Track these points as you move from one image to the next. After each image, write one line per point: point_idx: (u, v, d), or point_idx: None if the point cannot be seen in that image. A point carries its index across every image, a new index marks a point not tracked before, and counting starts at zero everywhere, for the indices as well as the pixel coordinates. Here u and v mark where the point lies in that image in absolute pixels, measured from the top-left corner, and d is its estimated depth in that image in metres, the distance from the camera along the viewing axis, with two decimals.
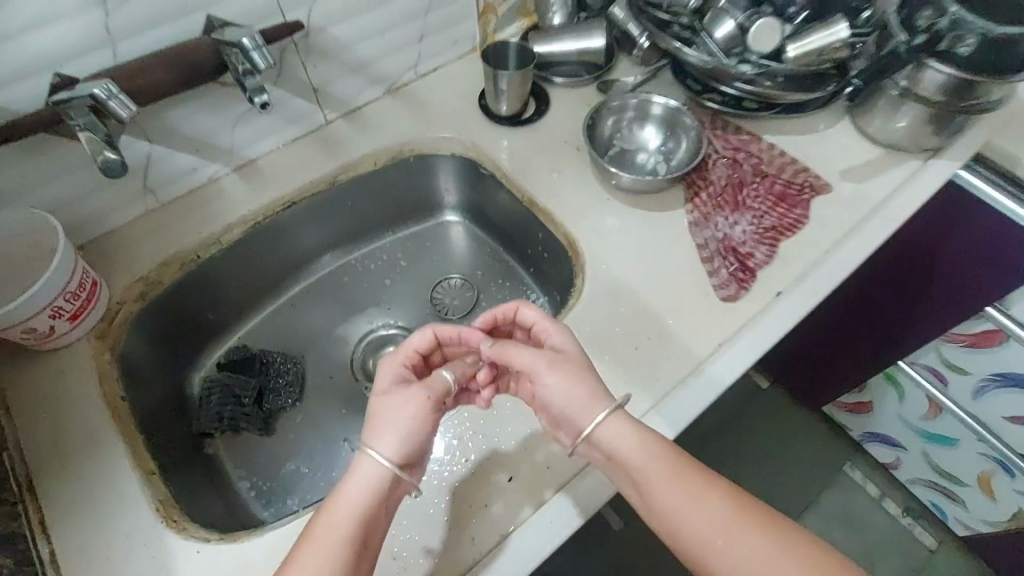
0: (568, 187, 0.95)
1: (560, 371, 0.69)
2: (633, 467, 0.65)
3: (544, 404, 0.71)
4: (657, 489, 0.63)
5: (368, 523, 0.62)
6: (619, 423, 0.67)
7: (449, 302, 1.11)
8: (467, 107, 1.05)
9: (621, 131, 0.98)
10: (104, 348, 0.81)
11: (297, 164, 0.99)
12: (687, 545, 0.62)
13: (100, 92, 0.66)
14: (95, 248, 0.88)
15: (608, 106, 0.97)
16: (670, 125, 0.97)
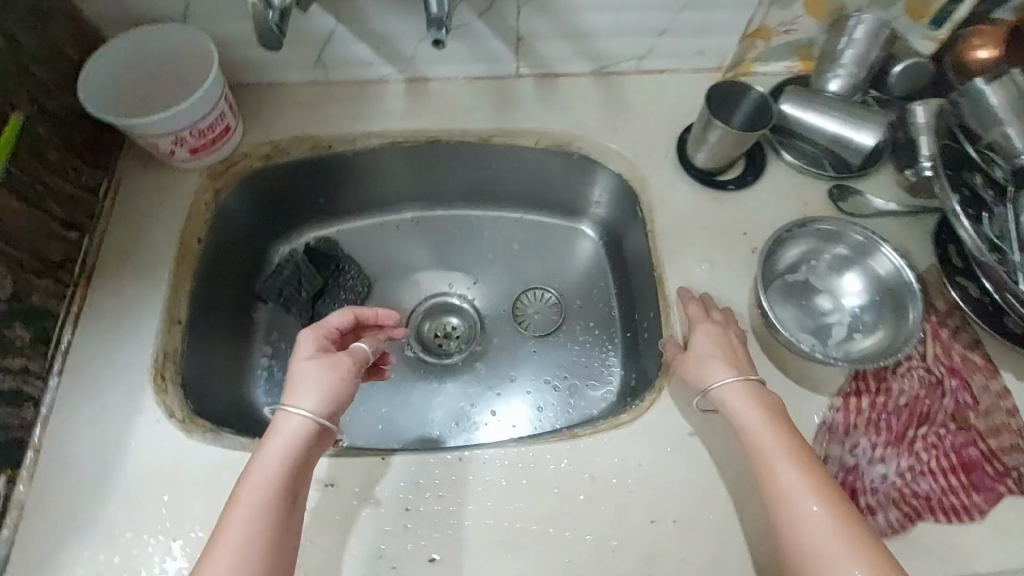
0: (711, 289, 0.76)
1: (714, 347, 0.66)
2: (746, 427, 0.61)
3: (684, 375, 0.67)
4: (755, 430, 0.60)
5: (287, 485, 0.56)
6: (748, 393, 0.63)
7: (530, 314, 1.01)
8: (665, 133, 0.87)
9: (814, 263, 0.74)
10: (210, 189, 0.85)
11: (461, 104, 0.90)
12: (771, 476, 0.57)
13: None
14: (254, 94, 0.90)
15: (815, 227, 0.73)
16: (889, 298, 0.71)
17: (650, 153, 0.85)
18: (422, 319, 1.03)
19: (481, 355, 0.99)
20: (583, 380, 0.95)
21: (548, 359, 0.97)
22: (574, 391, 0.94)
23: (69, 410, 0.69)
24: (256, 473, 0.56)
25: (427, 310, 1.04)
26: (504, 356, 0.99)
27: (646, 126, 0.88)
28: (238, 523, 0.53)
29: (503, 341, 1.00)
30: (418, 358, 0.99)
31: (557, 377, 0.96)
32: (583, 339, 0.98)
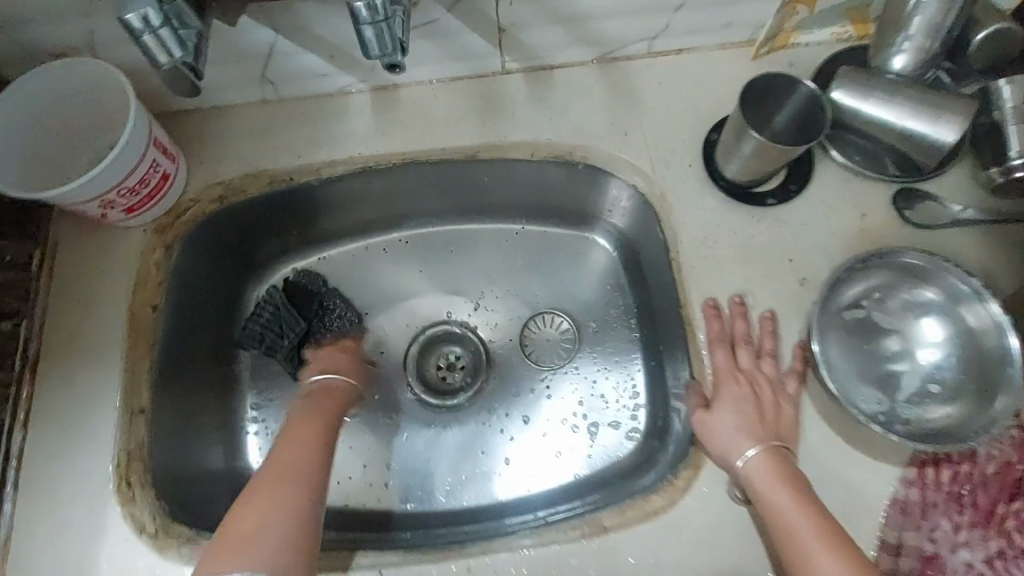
0: (753, 335, 0.64)
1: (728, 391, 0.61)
2: (777, 511, 0.54)
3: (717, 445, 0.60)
4: (785, 511, 0.54)
5: (303, 466, 0.62)
6: (773, 464, 0.57)
7: (542, 342, 0.90)
8: (691, 134, 0.71)
9: (878, 300, 0.63)
10: (159, 246, 0.73)
11: (440, 114, 0.75)
12: (804, 565, 0.51)
13: (135, 20, 0.48)
14: (195, 123, 0.76)
15: (878, 261, 0.61)
16: (975, 365, 0.59)
17: (670, 162, 0.70)
18: (420, 353, 0.93)
19: (489, 392, 0.90)
20: (604, 415, 0.86)
21: (563, 393, 0.88)
22: (595, 428, 0.86)
23: (35, 526, 0.64)
24: (271, 472, 0.60)
25: (427, 342, 0.94)
26: (516, 392, 0.89)
27: (666, 127, 0.72)
28: (271, 514, 0.55)
29: (514, 375, 0.90)
30: (423, 399, 0.91)
31: (575, 414, 0.87)
32: (602, 369, 0.88)
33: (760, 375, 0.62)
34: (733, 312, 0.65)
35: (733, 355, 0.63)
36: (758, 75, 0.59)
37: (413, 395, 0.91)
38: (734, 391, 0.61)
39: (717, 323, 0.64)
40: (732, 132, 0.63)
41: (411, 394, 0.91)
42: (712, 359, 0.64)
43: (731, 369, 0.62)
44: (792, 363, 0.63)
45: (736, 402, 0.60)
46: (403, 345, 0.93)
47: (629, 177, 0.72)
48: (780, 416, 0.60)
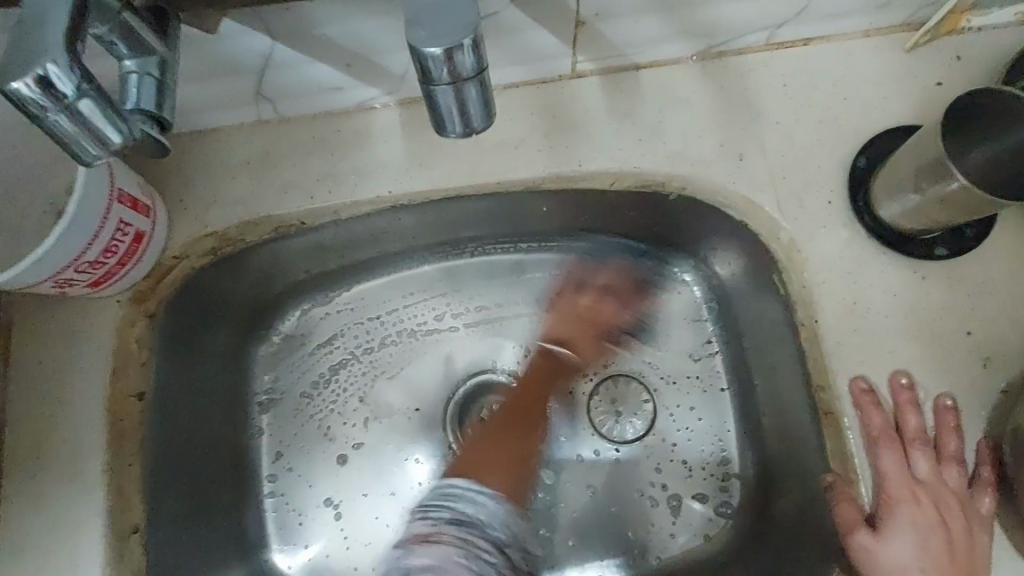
0: (925, 435, 0.49)
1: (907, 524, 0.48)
2: None
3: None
4: None
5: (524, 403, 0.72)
6: None
7: (614, 398, 0.75)
8: (830, 159, 0.54)
9: None
10: (139, 318, 0.58)
11: (493, 135, 0.57)
12: None
13: (31, 94, 0.30)
14: (174, 152, 0.58)
15: None
16: None
17: (802, 198, 0.54)
18: (462, 408, 0.77)
19: (547, 456, 0.75)
20: (689, 486, 0.72)
21: (638, 458, 0.73)
22: (678, 504, 0.72)
23: None
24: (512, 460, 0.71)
25: (469, 394, 0.77)
26: (578, 456, 0.75)
27: (796, 150, 0.54)
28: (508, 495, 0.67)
29: (575, 438, 0.75)
30: None
31: (654, 486, 0.73)
32: (685, 430, 0.73)
33: (944, 490, 0.48)
34: (900, 401, 0.49)
35: (905, 458, 0.49)
36: (984, 88, 0.45)
37: (456, 462, 0.76)
38: (913, 514, 0.47)
39: (880, 418, 0.49)
40: (912, 165, 0.47)
41: (455, 459, 0.76)
42: (875, 463, 0.49)
43: (906, 478, 0.48)
44: (978, 471, 0.49)
45: (914, 527, 0.47)
46: (440, 401, 0.77)
47: (745, 217, 0.56)
48: (969, 551, 0.47)
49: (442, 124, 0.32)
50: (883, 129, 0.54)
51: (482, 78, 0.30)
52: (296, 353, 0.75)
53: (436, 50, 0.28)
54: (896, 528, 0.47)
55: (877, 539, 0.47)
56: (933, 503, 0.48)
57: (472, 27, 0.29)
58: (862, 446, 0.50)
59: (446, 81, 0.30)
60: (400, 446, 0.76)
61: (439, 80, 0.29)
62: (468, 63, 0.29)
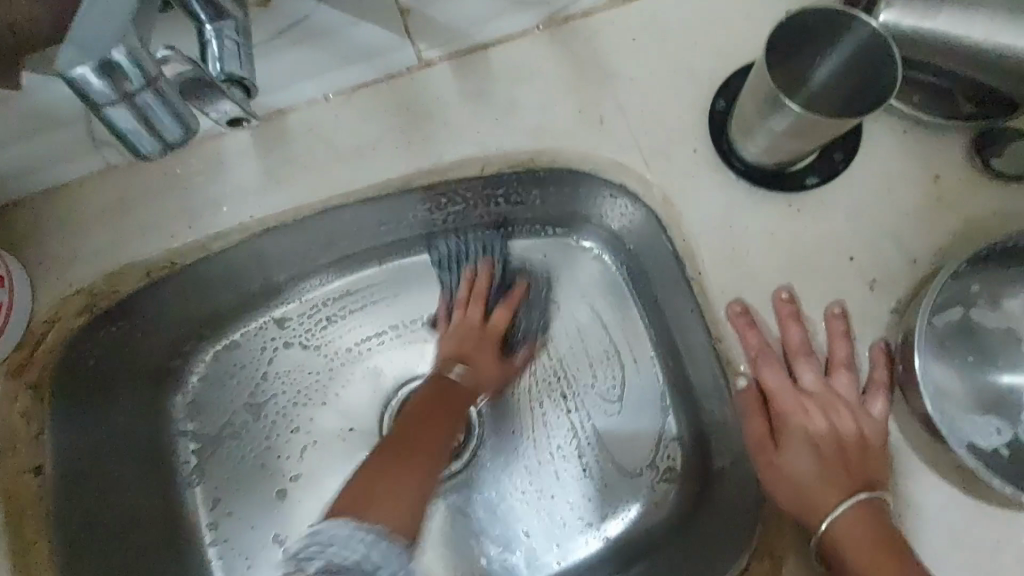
0: (813, 348, 0.49)
1: (813, 432, 0.47)
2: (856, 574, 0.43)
3: (783, 491, 0.46)
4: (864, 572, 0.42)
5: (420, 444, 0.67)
6: (857, 516, 0.44)
7: (545, 383, 0.74)
8: (689, 107, 0.53)
9: (986, 318, 0.47)
10: (21, 389, 0.55)
11: (349, 141, 0.55)
12: None
13: None
14: (29, 213, 0.56)
15: (986, 265, 0.45)
16: None
17: (667, 150, 0.52)
18: None
19: (488, 450, 0.74)
20: (630, 456, 0.71)
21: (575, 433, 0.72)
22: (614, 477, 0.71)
23: None
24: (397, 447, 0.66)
25: (402, 404, 0.76)
26: (518, 446, 0.73)
27: (656, 104, 0.53)
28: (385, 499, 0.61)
29: (511, 426, 0.74)
30: None
31: (597, 463, 0.71)
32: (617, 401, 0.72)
33: (835, 399, 0.47)
34: (781, 316, 0.49)
35: (791, 374, 0.48)
36: (786, 18, 0.42)
37: None
38: (804, 424, 0.47)
39: (757, 337, 0.49)
40: (754, 101, 0.46)
41: None
42: (762, 381, 0.48)
43: (793, 390, 0.47)
44: (872, 375, 0.47)
45: (807, 433, 0.47)
46: (372, 417, 0.75)
47: (617, 179, 0.54)
48: (864, 456, 0.46)
49: (135, 143, 0.33)
50: (738, 68, 0.53)
51: (158, 90, 0.32)
52: (216, 396, 0.73)
53: (88, 76, 0.29)
54: (791, 438, 0.47)
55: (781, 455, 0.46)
56: (822, 408, 0.47)
57: (125, 35, 0.30)
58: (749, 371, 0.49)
59: (114, 102, 0.31)
60: (337, 470, 0.74)
61: (106, 101, 0.31)
62: (132, 75, 0.30)
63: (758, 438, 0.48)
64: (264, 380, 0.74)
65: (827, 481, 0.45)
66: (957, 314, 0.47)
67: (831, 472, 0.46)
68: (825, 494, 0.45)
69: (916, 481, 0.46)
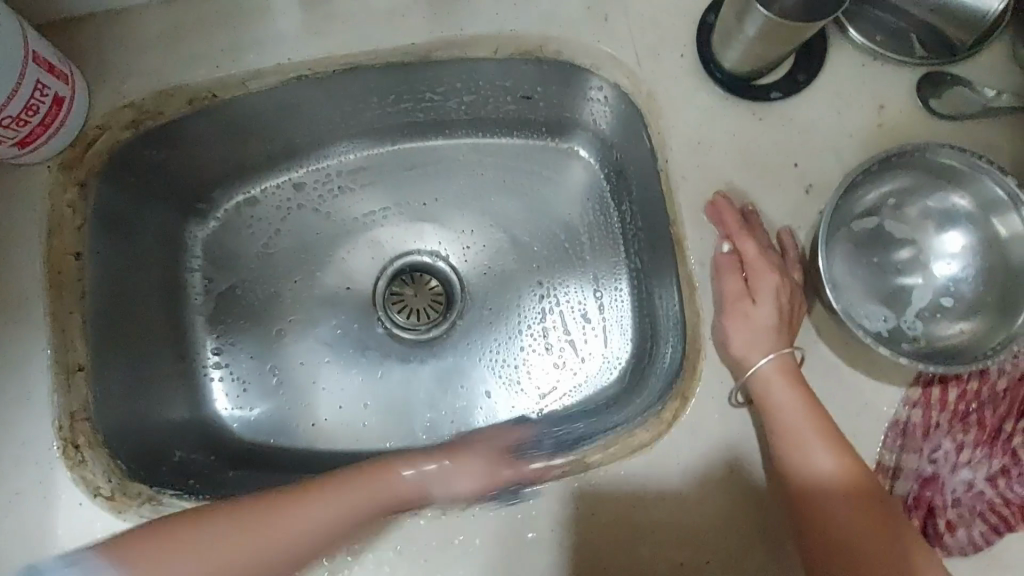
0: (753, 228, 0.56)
1: (780, 293, 0.54)
2: (776, 413, 0.52)
3: (742, 340, 0.54)
4: (785, 416, 0.52)
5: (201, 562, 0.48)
6: (780, 370, 0.53)
7: (524, 269, 0.83)
8: (683, 17, 0.60)
9: (893, 227, 0.55)
10: (71, 184, 0.63)
11: (382, 6, 0.62)
12: (794, 459, 0.51)
13: None
14: (92, 30, 0.63)
15: (897, 179, 0.54)
16: (995, 280, 0.52)
17: (658, 53, 0.60)
18: (391, 284, 0.85)
19: (465, 320, 0.84)
20: (589, 339, 0.80)
21: (540, 314, 0.82)
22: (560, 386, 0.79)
23: None
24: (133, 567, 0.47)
25: (396, 273, 0.85)
26: (494, 322, 0.83)
27: (655, 11, 0.60)
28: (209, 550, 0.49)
29: (490, 303, 0.84)
30: (398, 334, 0.84)
31: (558, 342, 0.81)
32: (583, 294, 0.81)
33: (787, 271, 0.55)
34: (722, 212, 0.56)
35: (739, 243, 0.55)
36: None
37: (384, 330, 0.84)
38: (774, 282, 0.54)
39: (734, 216, 0.56)
40: (733, 10, 0.53)
41: (383, 328, 0.84)
42: (743, 248, 0.55)
43: (767, 258, 0.55)
44: (783, 256, 0.56)
45: (776, 291, 0.54)
46: (369, 280, 0.85)
47: (611, 76, 0.62)
48: (799, 315, 0.55)
49: None
50: None
51: None
52: (232, 239, 0.82)
53: None
54: (761, 298, 0.54)
55: (752, 308, 0.54)
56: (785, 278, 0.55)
57: None
58: (694, 248, 0.57)
59: None
60: (331, 318, 0.83)
61: None
62: None
63: (735, 295, 0.55)
64: (276, 230, 0.83)
65: (780, 331, 0.54)
66: (868, 220, 0.56)
67: (782, 327, 0.54)
68: (766, 343, 0.53)
69: (813, 352, 0.55)
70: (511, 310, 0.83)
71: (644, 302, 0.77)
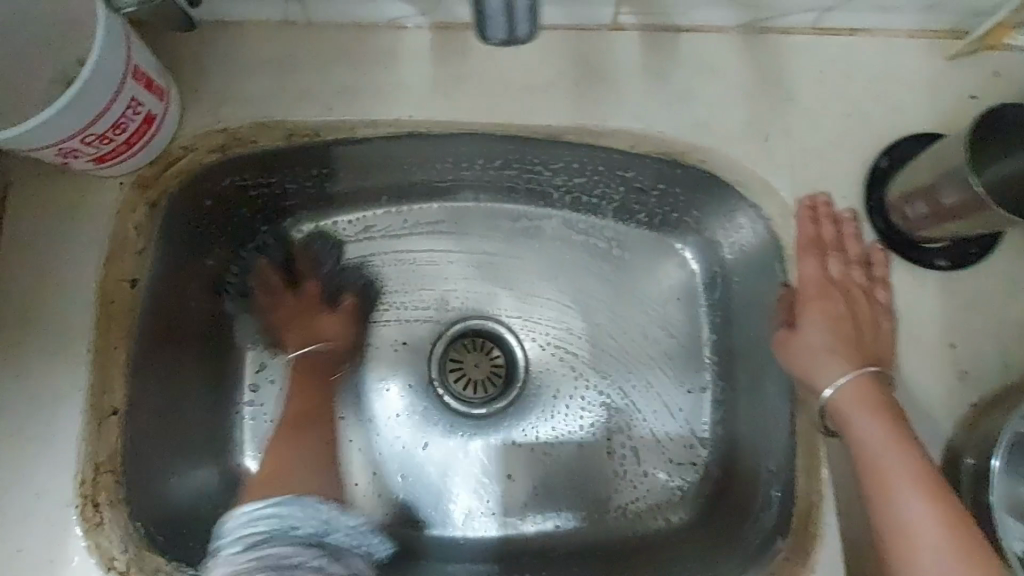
0: (852, 253, 0.52)
1: (845, 322, 0.51)
2: (862, 440, 0.47)
3: (794, 362, 0.52)
4: (866, 437, 0.47)
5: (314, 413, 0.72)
6: (875, 413, 0.47)
7: (597, 360, 0.77)
8: (852, 156, 0.54)
9: None
10: (141, 205, 0.56)
11: (521, 76, 0.56)
12: (886, 494, 0.44)
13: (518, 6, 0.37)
14: (195, 39, 0.56)
15: None
16: None
17: (817, 189, 0.54)
18: (450, 349, 0.78)
19: (523, 404, 0.77)
20: (655, 452, 0.74)
21: (606, 413, 0.75)
22: (613, 498, 0.73)
23: None
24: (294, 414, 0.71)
25: (457, 336, 0.78)
26: (554, 412, 0.76)
27: (822, 142, 0.55)
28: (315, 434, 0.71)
29: (554, 390, 0.77)
30: (447, 405, 0.77)
31: (620, 446, 0.75)
32: (658, 401, 0.75)
33: (853, 285, 0.52)
34: (817, 213, 0.52)
35: (825, 263, 0.52)
36: (991, 108, 0.47)
37: (436, 398, 0.77)
38: (822, 308, 0.51)
39: (829, 226, 0.52)
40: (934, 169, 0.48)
41: (434, 395, 0.77)
42: (798, 266, 0.53)
43: (821, 276, 0.52)
44: (873, 271, 0.52)
45: (830, 320, 0.51)
46: (426, 340, 0.78)
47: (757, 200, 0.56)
48: (877, 334, 0.50)
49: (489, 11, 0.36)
50: (909, 134, 0.54)
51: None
52: (291, 270, 0.75)
53: None
54: (835, 403, 0.49)
55: (794, 332, 0.52)
56: (856, 372, 0.49)
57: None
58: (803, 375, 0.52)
59: None
60: (381, 376, 0.77)
61: None
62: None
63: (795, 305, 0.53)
64: (341, 268, 0.76)
65: (837, 356, 0.50)
66: None
67: (841, 345, 0.50)
68: (840, 375, 0.49)
69: None
70: (574, 401, 0.76)
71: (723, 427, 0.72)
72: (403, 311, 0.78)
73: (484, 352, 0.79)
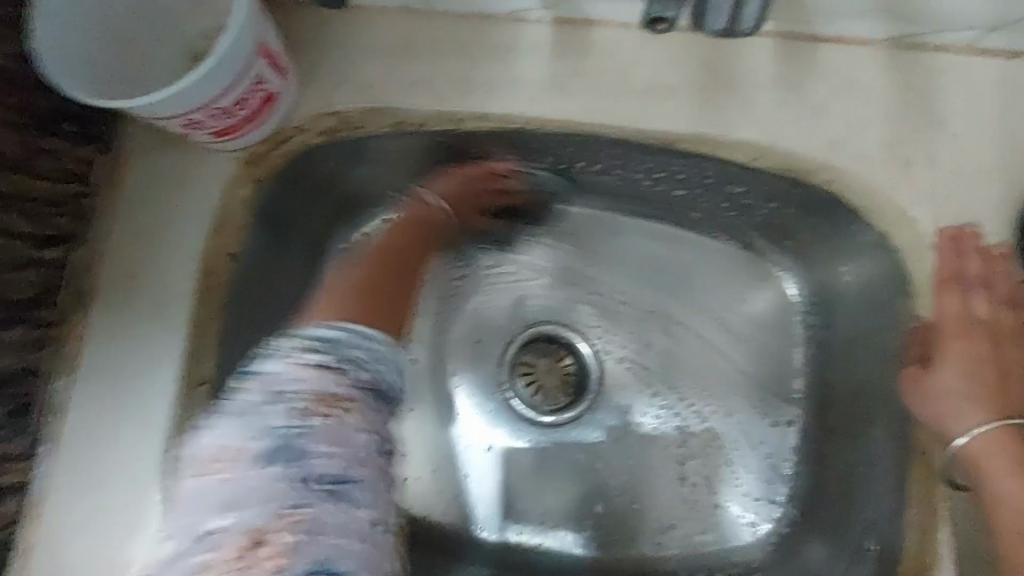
0: (995, 294, 0.51)
1: (982, 363, 0.50)
2: (994, 483, 0.47)
3: (926, 398, 0.51)
4: (999, 477, 0.47)
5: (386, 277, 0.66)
6: (1006, 450, 0.48)
7: (676, 380, 0.73)
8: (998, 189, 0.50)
9: None
10: (247, 180, 0.56)
11: (643, 79, 0.53)
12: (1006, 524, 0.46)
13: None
14: (315, 18, 0.56)
15: None
16: None
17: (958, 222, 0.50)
18: (523, 352, 0.76)
19: (594, 418, 0.74)
20: (731, 483, 0.70)
21: (682, 436, 0.72)
22: (682, 526, 0.70)
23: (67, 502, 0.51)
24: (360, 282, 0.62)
25: (530, 340, 0.76)
26: (626, 429, 0.73)
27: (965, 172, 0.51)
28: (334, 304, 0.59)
29: (627, 407, 0.73)
30: (515, 410, 0.75)
31: (694, 473, 0.71)
32: (738, 429, 0.71)
33: (998, 326, 0.51)
34: (964, 248, 0.51)
35: (966, 301, 0.51)
36: None
37: (504, 401, 0.75)
38: (964, 346, 0.51)
39: (977, 263, 0.50)
40: None
41: (503, 398, 0.75)
42: (938, 301, 0.51)
43: (963, 317, 0.51)
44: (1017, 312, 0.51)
45: (967, 361, 0.50)
46: (498, 341, 0.76)
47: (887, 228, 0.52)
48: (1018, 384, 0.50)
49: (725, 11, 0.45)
50: None
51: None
52: None
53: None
54: (971, 446, 0.49)
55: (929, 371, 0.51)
56: (998, 422, 0.49)
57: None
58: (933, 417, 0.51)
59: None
60: (451, 372, 0.75)
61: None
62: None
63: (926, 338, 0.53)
64: (421, 259, 0.75)
65: (974, 399, 0.50)
66: None
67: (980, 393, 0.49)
68: (976, 416, 0.50)
69: None
70: (647, 419, 0.73)
71: (809, 464, 0.68)
72: (480, 309, 0.76)
73: (558, 359, 0.76)
